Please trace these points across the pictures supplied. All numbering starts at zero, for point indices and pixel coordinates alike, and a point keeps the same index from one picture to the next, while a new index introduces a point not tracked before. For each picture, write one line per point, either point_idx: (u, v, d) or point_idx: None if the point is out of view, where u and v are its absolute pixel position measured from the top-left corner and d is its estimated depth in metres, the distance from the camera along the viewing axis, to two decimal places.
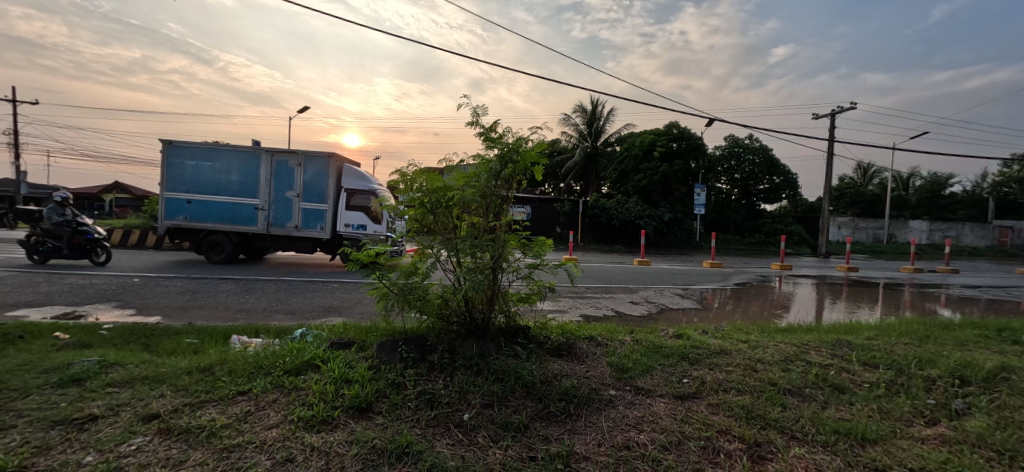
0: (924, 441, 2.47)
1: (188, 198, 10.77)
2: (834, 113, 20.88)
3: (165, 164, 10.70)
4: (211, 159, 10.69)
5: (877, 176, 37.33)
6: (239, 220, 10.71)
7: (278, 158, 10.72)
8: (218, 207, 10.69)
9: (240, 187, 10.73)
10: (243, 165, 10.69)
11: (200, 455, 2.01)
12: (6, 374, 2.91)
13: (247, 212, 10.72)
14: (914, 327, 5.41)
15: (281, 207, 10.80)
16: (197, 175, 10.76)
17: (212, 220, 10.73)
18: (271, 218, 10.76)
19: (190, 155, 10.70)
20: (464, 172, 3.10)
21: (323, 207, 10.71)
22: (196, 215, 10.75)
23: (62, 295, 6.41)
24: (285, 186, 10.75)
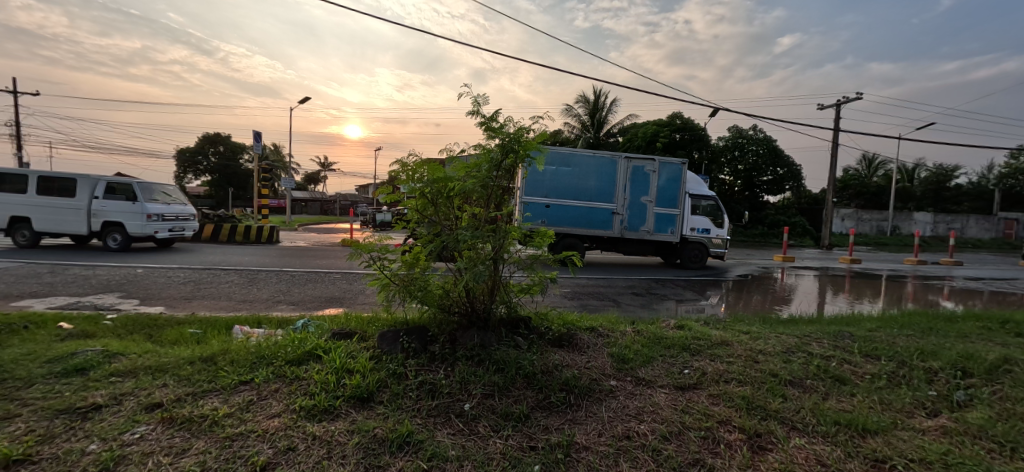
0: (925, 432, 2.46)
1: (547, 202, 10.91)
2: (839, 103, 20.63)
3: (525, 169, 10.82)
4: (572, 165, 10.87)
5: (882, 167, 37.05)
6: (595, 224, 11.05)
7: (634, 164, 11.01)
8: (577, 212, 10.97)
9: (601, 192, 11.00)
10: (601, 171, 10.91)
11: (203, 444, 2.02)
12: (12, 363, 2.94)
13: (606, 216, 11.06)
14: (917, 319, 5.39)
15: (635, 212, 11.20)
16: (557, 179, 10.90)
17: (569, 224, 11.00)
18: (627, 223, 11.14)
19: (550, 161, 10.83)
20: (465, 161, 3.06)
21: (677, 212, 11.12)
22: (557, 219, 10.97)
23: (66, 285, 6.44)
24: (640, 191, 11.11)
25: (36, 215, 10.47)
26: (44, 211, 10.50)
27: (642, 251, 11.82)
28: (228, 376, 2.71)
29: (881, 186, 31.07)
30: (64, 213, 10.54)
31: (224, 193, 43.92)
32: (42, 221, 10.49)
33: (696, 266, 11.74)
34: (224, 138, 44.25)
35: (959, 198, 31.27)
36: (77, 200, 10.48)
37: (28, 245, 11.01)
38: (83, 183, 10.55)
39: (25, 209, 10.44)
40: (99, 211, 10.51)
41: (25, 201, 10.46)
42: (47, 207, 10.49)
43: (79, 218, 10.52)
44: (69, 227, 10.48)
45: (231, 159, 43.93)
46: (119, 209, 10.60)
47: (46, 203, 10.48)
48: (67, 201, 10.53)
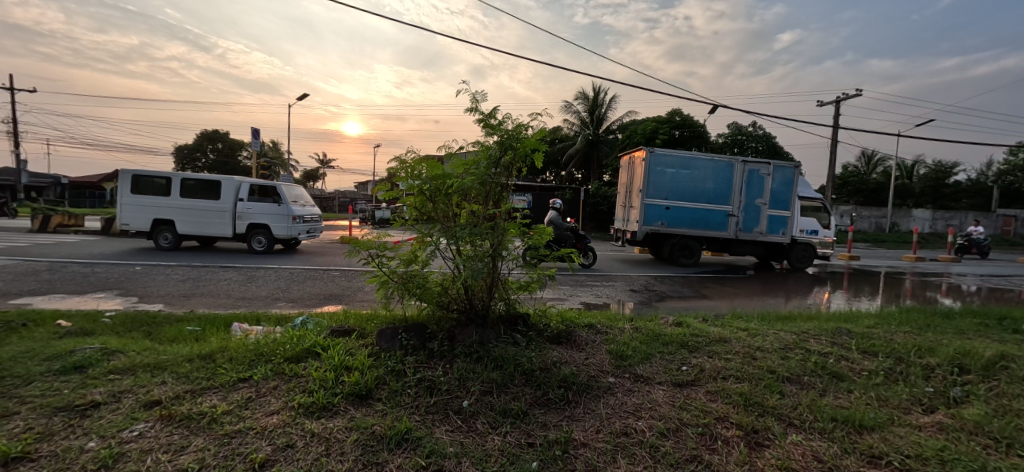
0: (922, 428, 2.48)
1: (667, 205, 11.16)
2: (839, 100, 20.61)
3: (647, 172, 11.08)
4: (690, 167, 11.08)
5: (881, 164, 37.05)
6: (712, 226, 11.25)
7: (750, 167, 11.07)
8: (694, 214, 11.19)
9: (717, 194, 11.13)
10: (720, 173, 11.04)
11: (201, 441, 2.03)
12: (10, 361, 2.94)
13: (720, 218, 11.20)
14: (914, 316, 5.43)
15: (750, 213, 11.28)
16: (676, 182, 11.12)
17: (687, 226, 11.26)
18: (741, 225, 11.23)
19: (670, 164, 11.06)
20: (464, 159, 3.05)
21: (791, 214, 11.14)
22: (677, 220, 11.20)
23: (64, 283, 6.44)
24: (755, 194, 11.18)
25: (182, 218, 10.57)
26: (187, 214, 10.59)
27: (751, 252, 11.85)
28: (227, 373, 2.71)
29: (880, 183, 31.07)
30: (207, 216, 10.64)
31: None
32: (188, 224, 10.61)
33: (802, 267, 11.75)
34: (223, 135, 44.08)
35: (957, 194, 31.27)
36: (222, 202, 10.58)
37: (27, 243, 10.99)
38: (229, 185, 10.64)
39: (170, 212, 10.52)
40: (244, 213, 10.62)
41: (171, 203, 10.56)
42: (193, 210, 10.60)
43: (224, 221, 10.63)
44: (214, 230, 10.59)
45: (230, 156, 43.80)
46: (263, 211, 10.72)
47: (191, 207, 10.59)
48: (211, 204, 10.62)
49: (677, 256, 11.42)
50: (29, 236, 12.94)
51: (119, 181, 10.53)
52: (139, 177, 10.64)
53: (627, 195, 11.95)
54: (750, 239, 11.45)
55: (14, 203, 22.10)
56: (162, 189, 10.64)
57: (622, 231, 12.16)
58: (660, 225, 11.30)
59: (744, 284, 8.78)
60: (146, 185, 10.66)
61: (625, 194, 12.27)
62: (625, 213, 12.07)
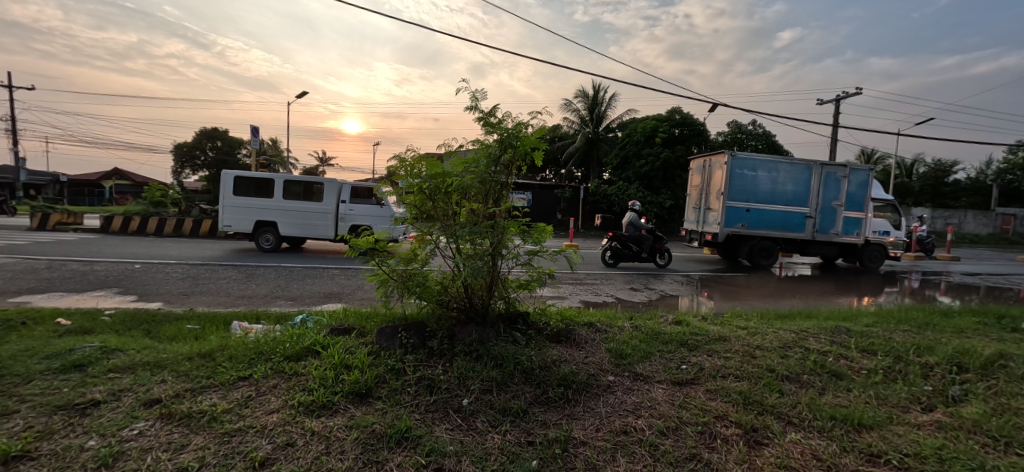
0: (920, 427, 2.48)
1: (747, 206, 11.31)
2: (838, 99, 20.62)
3: (729, 175, 11.22)
4: (769, 170, 11.24)
5: (881, 162, 37.06)
6: (789, 228, 11.44)
7: (827, 169, 11.25)
8: (772, 216, 11.37)
9: (796, 196, 11.33)
10: (799, 176, 11.24)
11: (201, 440, 2.03)
12: (9, 359, 2.93)
13: (799, 220, 11.40)
14: (914, 314, 5.43)
15: (825, 215, 11.49)
16: (756, 184, 11.30)
17: (765, 227, 11.43)
18: (817, 226, 11.44)
19: (751, 166, 11.21)
20: (464, 157, 3.03)
21: (866, 216, 11.34)
22: (757, 222, 11.36)
23: (63, 281, 6.44)
24: (831, 196, 11.38)
25: (287, 220, 10.89)
26: (289, 216, 10.91)
27: (824, 253, 12.04)
28: (228, 371, 2.71)
29: None
30: (310, 218, 10.96)
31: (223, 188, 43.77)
32: (292, 226, 10.95)
33: (873, 267, 11.97)
34: (222, 133, 43.97)
35: (957, 193, 31.29)
36: (327, 205, 10.86)
37: (25, 241, 10.95)
38: (333, 188, 10.90)
39: (273, 214, 10.82)
40: (346, 215, 10.94)
41: (273, 205, 10.87)
42: (296, 212, 10.92)
43: (326, 223, 10.94)
44: (318, 232, 10.91)
45: (230, 153, 43.72)
46: (365, 213, 11.06)
47: (293, 209, 10.92)
48: (314, 206, 10.92)
49: (756, 258, 11.59)
50: (28, 234, 12.92)
51: (222, 183, 10.81)
52: (240, 178, 10.92)
53: (703, 197, 12.11)
54: (826, 240, 11.66)
55: (12, 201, 22.09)
56: (260, 190, 10.92)
57: (698, 231, 12.33)
58: (740, 227, 11.46)
59: (815, 284, 9.06)
60: (249, 187, 10.95)
61: (699, 196, 12.46)
62: (701, 215, 12.23)
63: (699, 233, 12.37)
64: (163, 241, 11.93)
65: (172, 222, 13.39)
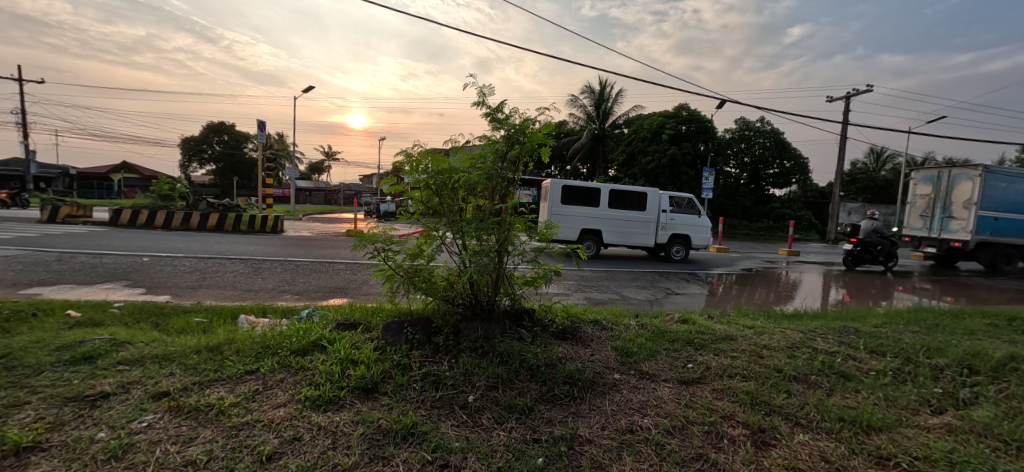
0: (930, 429, 2.46)
1: (997, 216, 11.06)
2: (848, 96, 20.33)
3: (983, 186, 10.94)
4: (1016, 182, 11.10)
5: (890, 161, 36.70)
6: None
7: None
8: (1016, 225, 11.23)
9: None
10: None
11: (210, 433, 2.04)
12: (20, 351, 2.98)
13: None
14: (923, 316, 5.35)
15: None
16: (1004, 195, 11.10)
17: (1011, 237, 11.28)
18: None
19: (1002, 178, 11.01)
20: (470, 153, 3.02)
21: None
22: (1006, 231, 11.17)
23: (73, 273, 6.51)
24: None
25: (609, 229, 11.11)
26: (611, 224, 11.17)
27: None
28: (235, 365, 2.73)
29: (888, 180, 30.80)
30: (632, 226, 11.21)
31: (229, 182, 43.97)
32: (611, 234, 11.15)
33: None
34: (229, 126, 44.25)
35: None
36: (648, 214, 11.12)
37: (34, 233, 11.07)
38: (653, 196, 11.11)
39: (597, 222, 11.05)
40: (669, 224, 11.24)
41: (598, 213, 11.05)
42: (617, 220, 11.15)
43: (646, 231, 11.18)
44: (638, 240, 11.13)
45: (236, 147, 43.99)
46: (684, 223, 11.50)
47: (618, 217, 11.12)
48: (636, 214, 11.11)
49: (997, 264, 11.50)
50: (39, 226, 13.09)
51: (550, 193, 10.91)
52: (567, 187, 11.05)
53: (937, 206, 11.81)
54: None
55: (24, 193, 22.36)
56: (586, 200, 11.03)
57: (931, 238, 11.92)
58: (987, 236, 11.23)
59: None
60: (574, 196, 11.07)
61: (928, 204, 12.06)
62: (935, 223, 11.85)
63: (929, 240, 12.06)
64: (171, 234, 12.04)
65: (179, 216, 13.47)
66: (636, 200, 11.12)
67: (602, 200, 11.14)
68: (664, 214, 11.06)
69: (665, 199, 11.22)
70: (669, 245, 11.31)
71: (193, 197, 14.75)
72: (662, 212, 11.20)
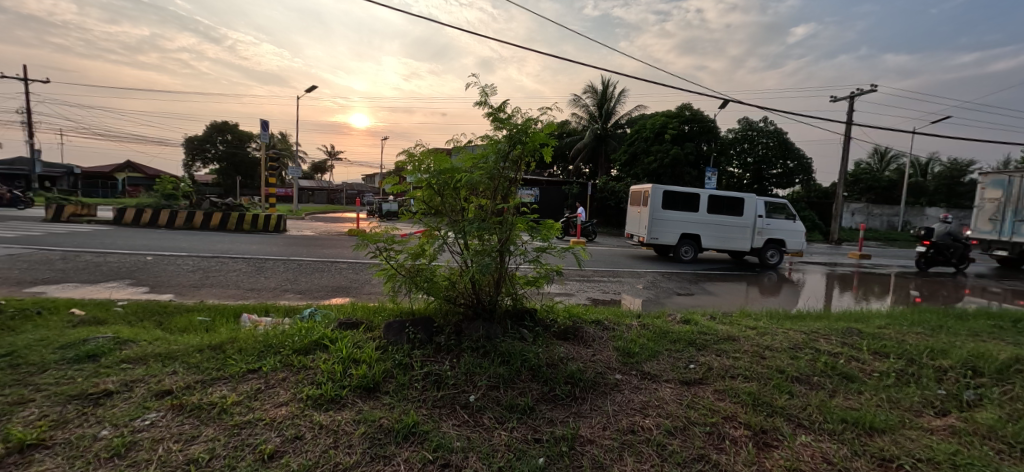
0: (933, 432, 2.44)
1: None
2: (852, 96, 20.23)
3: None
4: None
5: (894, 161, 36.55)
6: None
7: None
8: None
9: None
10: None
11: (212, 432, 2.05)
12: (25, 348, 3.00)
13: None
14: (926, 316, 5.33)
15: None
16: None
17: None
18: None
19: None
20: (472, 153, 3.03)
21: None
22: None
23: (77, 272, 6.54)
24: None
25: (710, 234, 11.17)
26: (710, 229, 11.20)
27: None
28: (238, 364, 2.73)
29: (892, 181, 30.67)
30: (730, 231, 11.20)
31: (232, 181, 44.14)
32: (711, 239, 11.18)
33: None
34: (232, 126, 44.40)
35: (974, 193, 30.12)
36: (746, 219, 11.13)
37: (39, 232, 11.15)
38: (750, 202, 11.17)
39: (697, 226, 11.13)
40: (765, 229, 11.18)
41: (699, 218, 11.12)
42: (717, 225, 11.18)
43: (744, 236, 11.19)
44: (736, 245, 11.19)
45: (240, 147, 44.16)
46: (781, 227, 11.34)
47: (717, 222, 11.17)
48: (734, 219, 11.16)
49: None
50: (43, 225, 13.17)
51: (652, 198, 11.02)
52: (668, 193, 11.13)
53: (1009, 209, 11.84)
54: None
55: (29, 192, 22.54)
56: (686, 205, 11.14)
57: (1002, 241, 11.96)
58: None
59: None
60: (675, 201, 11.14)
61: (999, 207, 12.09)
62: (1006, 226, 11.88)
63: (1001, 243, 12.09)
64: (175, 233, 12.11)
65: (183, 215, 13.55)
66: (732, 205, 11.18)
67: (702, 206, 11.15)
68: (761, 220, 11.11)
69: (760, 205, 11.27)
70: (764, 250, 11.31)
71: (196, 197, 14.83)
72: (757, 217, 11.20)
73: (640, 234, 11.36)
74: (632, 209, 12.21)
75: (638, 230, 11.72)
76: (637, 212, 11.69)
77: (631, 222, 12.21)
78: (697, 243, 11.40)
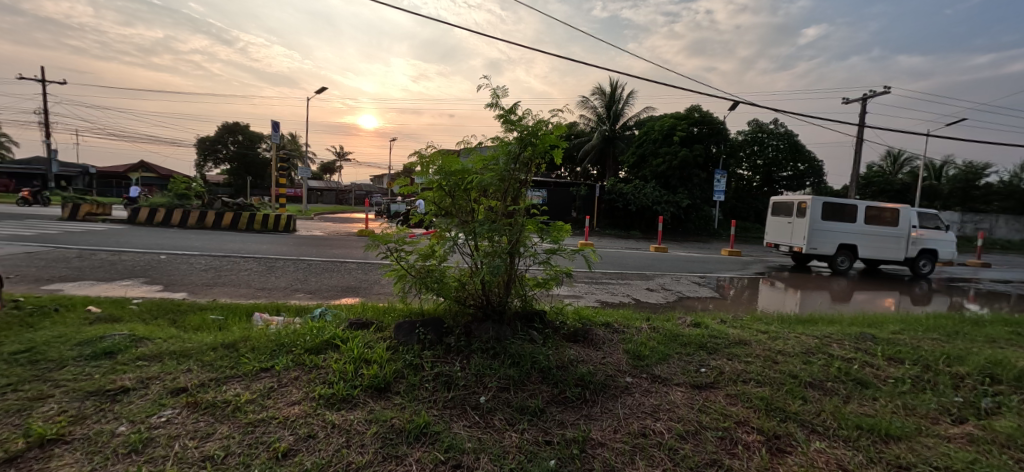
0: (951, 440, 2.40)
1: None
2: (865, 98, 19.97)
3: None
4: None
5: (907, 164, 36.02)
6: None
7: None
8: None
9: None
10: None
11: (226, 429, 2.08)
12: (43, 345, 3.05)
13: None
14: (942, 322, 5.24)
15: None
16: None
17: None
18: None
19: None
20: (483, 154, 3.05)
21: None
22: None
23: (93, 270, 6.66)
24: None
25: (867, 244, 11.08)
26: (867, 239, 11.10)
27: None
28: (251, 363, 2.76)
29: (906, 183, 30.22)
30: (885, 241, 11.14)
31: (242, 181, 44.64)
32: (868, 250, 11.10)
33: None
34: (243, 127, 44.97)
35: (989, 197, 29.57)
36: (901, 229, 11.09)
37: (56, 230, 11.37)
38: (904, 212, 11.14)
39: (855, 237, 11.03)
40: (920, 239, 11.20)
41: (856, 229, 11.03)
42: (875, 235, 11.10)
43: (899, 247, 11.17)
44: (892, 255, 11.17)
45: (250, 148, 44.69)
46: (932, 237, 11.37)
47: (874, 233, 11.08)
48: (890, 229, 11.11)
49: None
50: (58, 223, 13.41)
51: (812, 208, 10.92)
52: (826, 204, 11.02)
53: None
54: None
55: (46, 191, 23.00)
56: (844, 216, 11.06)
57: None
58: None
59: None
60: (832, 212, 11.07)
61: None
62: None
63: None
64: (187, 232, 12.26)
65: (196, 215, 13.73)
66: (887, 215, 11.16)
67: (857, 217, 11.07)
68: (916, 230, 11.10)
69: (913, 215, 11.27)
70: (917, 259, 11.37)
71: (208, 197, 15.03)
72: (913, 227, 11.19)
73: (795, 244, 11.24)
74: (773, 219, 12.11)
75: (786, 240, 11.65)
76: (787, 223, 11.57)
77: (772, 231, 12.13)
78: (852, 254, 11.23)
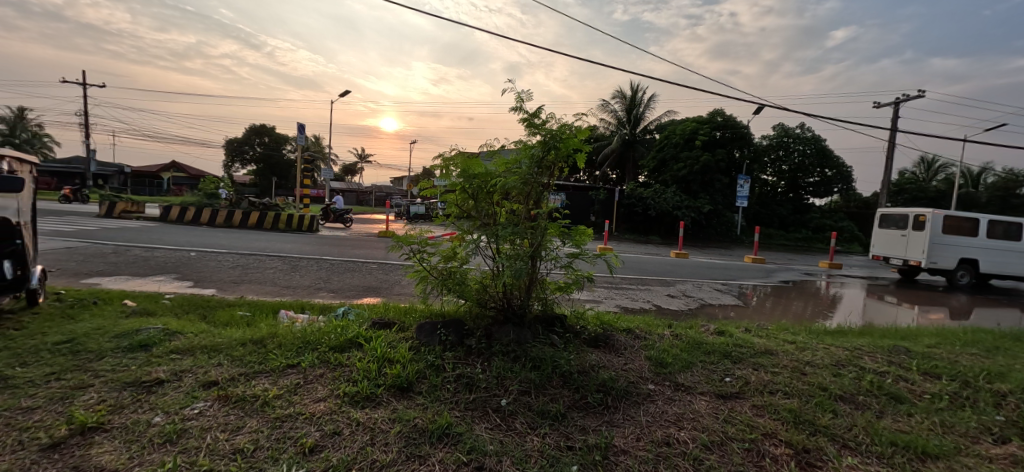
0: (992, 460, 2.28)
1: None
2: (897, 102, 19.34)
3: None
4: None
5: (942, 171, 34.61)
6: None
7: None
8: None
9: None
10: None
11: (255, 423, 2.13)
12: (84, 337, 3.19)
13: None
14: (982, 337, 5.01)
15: None
16: None
17: None
18: None
19: None
20: (505, 157, 3.06)
21: None
22: None
23: (128, 265, 6.95)
24: None
25: (988, 259, 10.73)
26: (987, 253, 10.75)
27: None
28: (278, 359, 2.83)
29: (940, 191, 29.04)
30: (1007, 255, 10.78)
31: (267, 182, 45.91)
32: (988, 265, 10.76)
33: None
34: (270, 129, 46.32)
35: None
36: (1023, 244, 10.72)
37: (94, 227, 11.91)
38: None
39: (976, 251, 10.68)
40: None
41: (977, 243, 10.68)
42: (996, 249, 10.75)
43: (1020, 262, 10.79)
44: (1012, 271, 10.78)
45: (276, 149, 45.97)
46: None
47: (994, 247, 10.74)
48: (1012, 243, 10.75)
49: None
50: (96, 220, 14.04)
51: (932, 222, 10.55)
52: (947, 218, 10.65)
53: None
54: None
55: (86, 189, 24.16)
56: (965, 229, 10.70)
57: None
58: None
59: None
60: (952, 226, 10.69)
61: None
62: None
63: None
64: (214, 231, 12.67)
65: (223, 213, 14.18)
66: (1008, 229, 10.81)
67: (977, 230, 10.73)
68: None
69: None
70: None
71: (235, 196, 15.49)
72: None
73: (912, 258, 10.90)
74: (881, 231, 11.83)
75: (898, 254, 11.31)
76: (901, 236, 11.22)
77: (880, 244, 11.84)
78: (971, 268, 10.87)
